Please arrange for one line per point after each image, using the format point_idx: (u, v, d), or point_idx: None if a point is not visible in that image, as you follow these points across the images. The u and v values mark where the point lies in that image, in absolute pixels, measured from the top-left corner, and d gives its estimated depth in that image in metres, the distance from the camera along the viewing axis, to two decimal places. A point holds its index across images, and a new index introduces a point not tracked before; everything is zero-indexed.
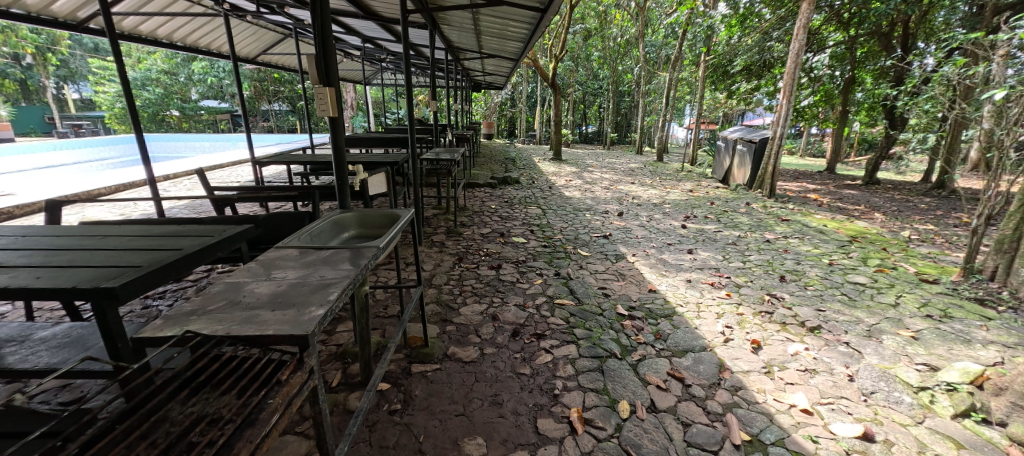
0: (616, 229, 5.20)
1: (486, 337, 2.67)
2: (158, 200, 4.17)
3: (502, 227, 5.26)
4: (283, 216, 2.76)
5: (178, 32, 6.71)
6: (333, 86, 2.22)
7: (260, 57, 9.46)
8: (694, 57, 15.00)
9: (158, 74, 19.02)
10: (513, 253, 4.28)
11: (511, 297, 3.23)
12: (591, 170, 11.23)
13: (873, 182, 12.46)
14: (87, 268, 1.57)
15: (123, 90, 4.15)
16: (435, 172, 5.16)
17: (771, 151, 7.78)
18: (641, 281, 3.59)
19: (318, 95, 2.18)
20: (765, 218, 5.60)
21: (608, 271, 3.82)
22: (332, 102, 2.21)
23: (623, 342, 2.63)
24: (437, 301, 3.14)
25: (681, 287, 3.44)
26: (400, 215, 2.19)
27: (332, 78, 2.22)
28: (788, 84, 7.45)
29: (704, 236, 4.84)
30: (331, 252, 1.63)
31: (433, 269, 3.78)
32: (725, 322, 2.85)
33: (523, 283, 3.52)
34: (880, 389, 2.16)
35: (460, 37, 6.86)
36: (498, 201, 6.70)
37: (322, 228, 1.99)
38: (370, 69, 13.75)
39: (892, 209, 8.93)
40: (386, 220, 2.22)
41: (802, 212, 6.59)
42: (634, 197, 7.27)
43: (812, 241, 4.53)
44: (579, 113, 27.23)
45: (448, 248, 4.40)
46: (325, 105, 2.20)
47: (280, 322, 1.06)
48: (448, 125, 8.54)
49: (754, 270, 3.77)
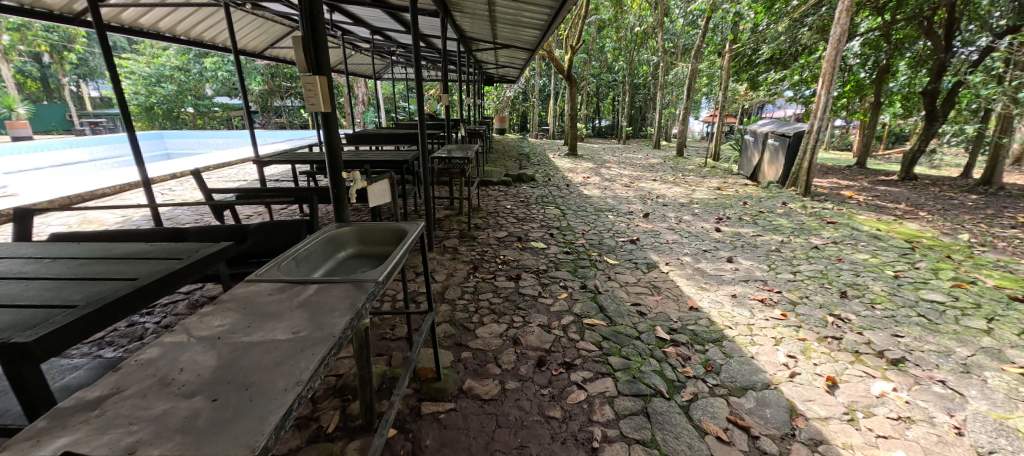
0: (643, 232, 4.77)
1: (507, 367, 2.30)
2: (153, 204, 3.88)
3: (520, 230, 4.88)
4: (275, 225, 2.42)
5: (183, 25, 6.48)
6: (325, 75, 1.85)
7: (268, 51, 9.22)
8: (718, 46, 14.33)
9: (172, 70, 19.07)
10: (532, 261, 3.89)
11: (533, 316, 2.85)
12: (610, 165, 10.77)
13: (910, 178, 11.79)
14: (10, 308, 1.23)
15: (115, 86, 3.84)
16: (447, 171, 4.78)
17: (807, 146, 7.24)
18: (679, 296, 3.17)
19: (307, 88, 1.82)
20: (807, 220, 5.11)
21: (640, 283, 3.42)
22: (325, 97, 1.85)
23: (669, 376, 2.24)
24: (451, 320, 2.79)
25: (727, 304, 3.02)
26: (406, 231, 1.79)
27: (322, 66, 1.85)
28: (828, 73, 6.86)
29: (742, 241, 4.39)
30: (320, 286, 1.25)
31: (446, 281, 3.43)
32: (786, 351, 2.43)
33: (545, 298, 3.14)
34: (1002, 449, 1.74)
35: (473, 25, 6.46)
36: (514, 201, 6.31)
37: (312, 253, 1.62)
38: (380, 62, 13.44)
39: (937, 207, 8.33)
40: (390, 236, 1.83)
41: (843, 212, 6.08)
42: (658, 195, 6.81)
43: (868, 248, 4.04)
44: (592, 106, 26.63)
45: (462, 255, 4.02)
46: (316, 99, 1.83)
47: (221, 430, 0.69)
48: (461, 120, 8.22)
49: (808, 283, 3.33)
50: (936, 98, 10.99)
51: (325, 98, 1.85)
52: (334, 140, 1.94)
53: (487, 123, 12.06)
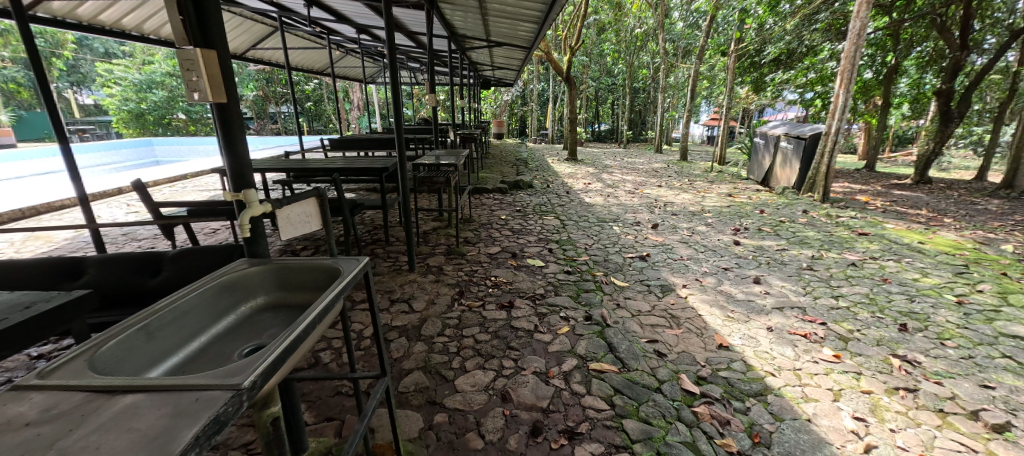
0: (654, 247, 4.25)
1: (492, 440, 1.76)
2: (88, 221, 3.32)
3: (515, 244, 4.34)
4: (202, 253, 1.87)
5: (150, 22, 6.04)
6: (218, 49, 1.35)
7: (251, 52, 8.74)
8: (723, 47, 13.83)
9: (163, 76, 18.65)
10: (528, 284, 3.35)
11: (528, 360, 2.31)
12: (611, 170, 10.29)
13: (925, 181, 11.27)
14: None
15: (43, 87, 3.30)
16: (431, 181, 4.19)
17: (824, 149, 6.76)
18: (704, 330, 2.64)
19: (185, 65, 1.29)
20: (836, 231, 4.59)
21: (655, 312, 2.88)
22: (215, 80, 1.33)
23: (704, 451, 1.70)
24: (425, 367, 2.25)
25: (763, 341, 2.48)
26: (338, 269, 1.26)
27: (211, 38, 1.35)
28: (846, 70, 6.35)
29: (767, 257, 3.88)
30: (139, 399, 0.70)
31: (425, 311, 2.88)
32: (852, 411, 1.90)
33: (543, 334, 2.59)
34: None
35: (465, 20, 5.99)
36: (509, 210, 5.79)
37: (194, 310, 1.09)
38: (373, 65, 12.95)
39: (960, 213, 7.83)
40: (319, 276, 1.31)
41: (871, 220, 5.56)
42: (666, 203, 6.30)
43: (915, 265, 3.52)
44: (592, 110, 26.19)
45: (447, 277, 3.48)
46: (198, 82, 1.30)
47: None
48: (454, 123, 7.71)
49: (857, 312, 2.81)
50: (951, 98, 10.48)
51: (216, 84, 1.33)
52: (237, 143, 1.45)
53: (483, 126, 11.60)
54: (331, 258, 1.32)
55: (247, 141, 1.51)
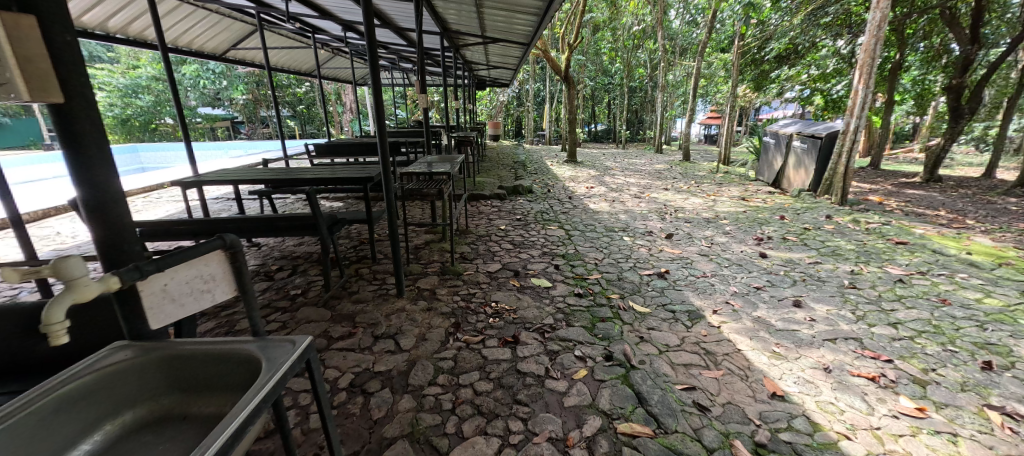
0: (671, 261, 3.81)
1: None
2: (21, 248, 2.82)
3: (517, 260, 3.90)
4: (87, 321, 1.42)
5: (117, 19, 5.47)
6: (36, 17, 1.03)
7: (231, 53, 8.24)
8: (724, 44, 13.42)
9: (149, 80, 17.98)
10: (535, 312, 2.89)
11: (540, 420, 1.87)
12: (613, 172, 9.88)
13: (935, 179, 10.90)
14: None
15: None
16: (420, 193, 3.62)
17: (841, 148, 6.37)
18: (748, 371, 2.20)
19: None
20: (869, 240, 4.19)
21: (687, 347, 2.43)
22: (33, 63, 1.02)
23: None
24: (413, 434, 1.80)
25: (824, 388, 2.05)
26: (258, 360, 1.00)
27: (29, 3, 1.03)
28: (865, 64, 5.95)
29: (802, 273, 3.45)
30: None
31: (415, 350, 2.44)
32: None
33: (556, 380, 2.15)
34: None
35: (457, 15, 5.58)
36: (509, 219, 5.34)
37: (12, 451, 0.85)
38: (362, 65, 12.43)
39: (980, 214, 7.48)
40: (229, 371, 1.08)
41: (898, 225, 5.16)
42: (676, 208, 5.87)
43: (972, 282, 3.12)
44: (588, 110, 25.83)
45: (441, 304, 3.01)
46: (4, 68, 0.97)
47: None
48: (448, 125, 7.27)
49: (925, 345, 2.38)
50: (961, 93, 10.11)
51: (38, 74, 1.03)
52: (95, 163, 1.22)
53: (478, 128, 11.17)
54: (254, 343, 1.06)
55: (107, 152, 1.26)
